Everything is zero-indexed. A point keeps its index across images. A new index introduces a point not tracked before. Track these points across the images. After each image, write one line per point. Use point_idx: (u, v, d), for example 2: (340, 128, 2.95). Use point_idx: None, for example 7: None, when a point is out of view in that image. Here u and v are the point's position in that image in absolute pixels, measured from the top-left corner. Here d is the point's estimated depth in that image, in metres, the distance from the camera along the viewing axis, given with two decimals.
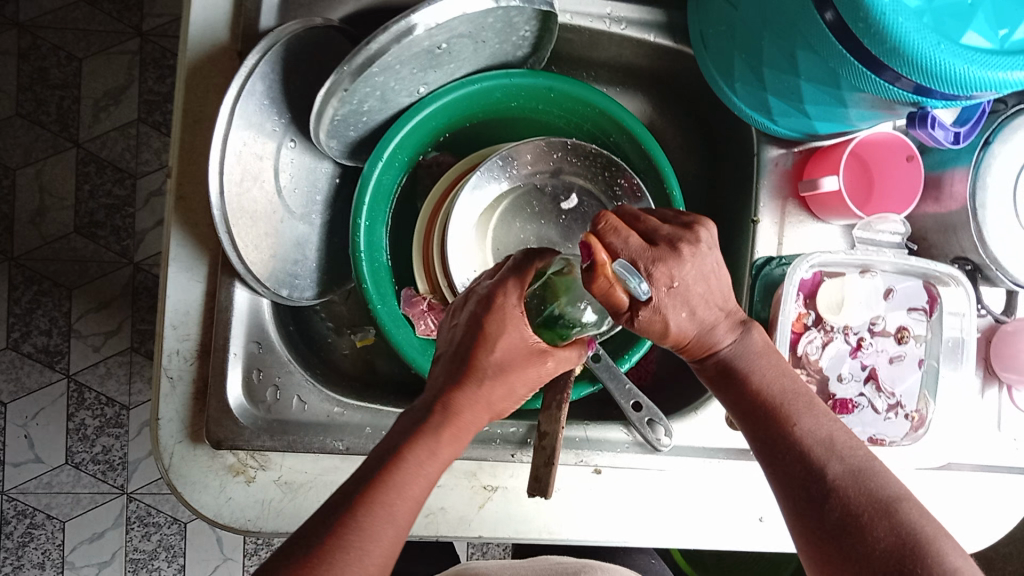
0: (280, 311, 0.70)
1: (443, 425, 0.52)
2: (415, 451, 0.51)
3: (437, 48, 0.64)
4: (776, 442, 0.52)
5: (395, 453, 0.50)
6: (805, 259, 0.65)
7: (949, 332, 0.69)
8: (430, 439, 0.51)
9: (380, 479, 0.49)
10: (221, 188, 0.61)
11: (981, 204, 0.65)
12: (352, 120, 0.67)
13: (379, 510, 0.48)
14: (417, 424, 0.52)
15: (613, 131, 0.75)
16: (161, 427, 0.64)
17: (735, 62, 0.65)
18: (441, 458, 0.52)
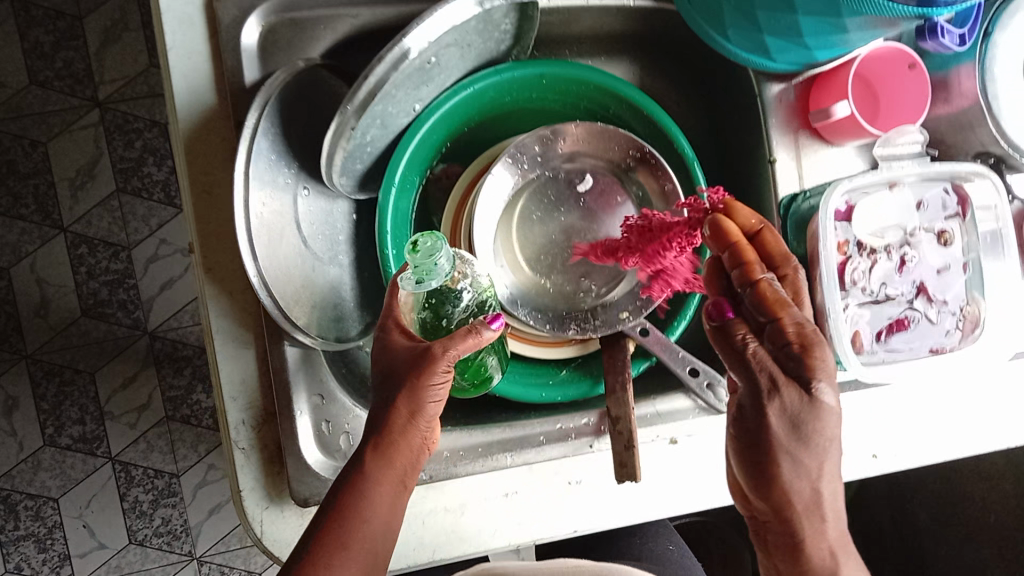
0: (330, 356, 0.69)
1: (373, 449, 0.56)
2: (365, 486, 0.55)
3: (427, 64, 0.63)
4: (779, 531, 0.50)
5: (345, 485, 0.55)
6: (835, 188, 0.65)
7: (985, 226, 0.70)
8: (376, 471, 0.56)
9: (337, 516, 0.54)
10: (253, 253, 0.60)
11: (993, 96, 0.65)
12: (359, 153, 0.66)
13: (346, 544, 0.53)
14: (357, 456, 0.57)
15: (612, 104, 0.75)
16: (246, 497, 0.64)
17: (725, 10, 0.64)
18: (380, 481, 0.56)
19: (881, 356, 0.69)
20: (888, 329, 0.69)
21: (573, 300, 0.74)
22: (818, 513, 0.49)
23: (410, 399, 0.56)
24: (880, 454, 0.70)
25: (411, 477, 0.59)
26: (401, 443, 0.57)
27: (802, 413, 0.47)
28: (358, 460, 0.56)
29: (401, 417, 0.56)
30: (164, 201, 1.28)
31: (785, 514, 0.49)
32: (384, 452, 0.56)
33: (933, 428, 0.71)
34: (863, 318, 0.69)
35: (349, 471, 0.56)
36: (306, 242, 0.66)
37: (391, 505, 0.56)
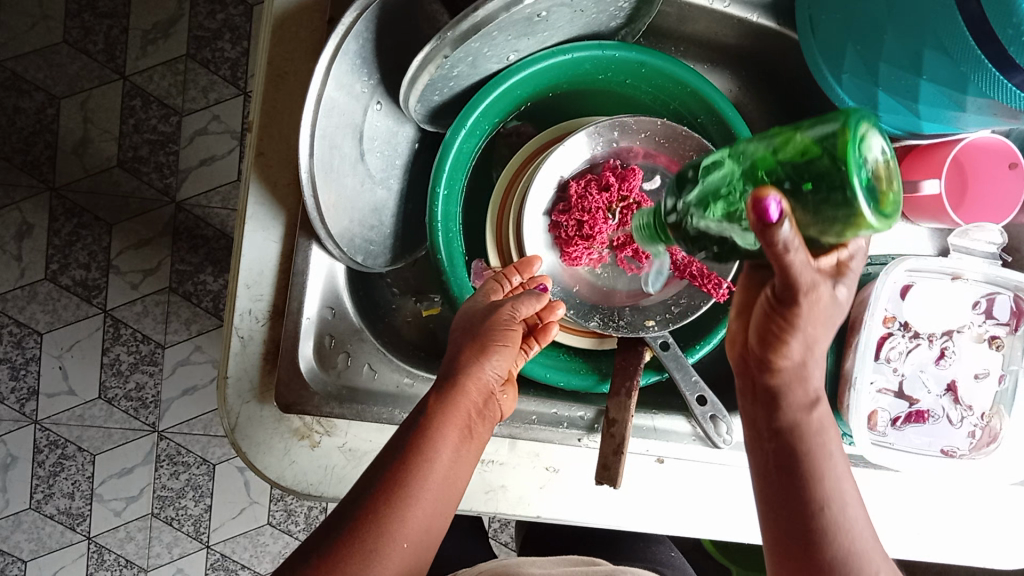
0: (352, 276, 0.69)
1: (436, 417, 0.56)
2: (430, 444, 0.55)
3: (535, 16, 0.61)
4: (782, 431, 0.53)
5: (406, 452, 0.54)
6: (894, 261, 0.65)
7: None
8: (448, 411, 0.56)
9: (418, 457, 0.54)
10: (311, 149, 0.59)
11: None
12: (440, 84, 0.64)
13: (411, 486, 0.53)
14: (413, 423, 0.56)
15: (701, 113, 0.73)
16: (229, 385, 0.64)
17: (846, 52, 0.62)
18: (447, 449, 0.55)
19: (891, 440, 0.67)
20: (906, 418, 0.67)
21: (610, 297, 0.72)
22: (812, 422, 0.53)
23: (472, 359, 0.58)
24: None
25: (480, 433, 0.58)
26: (472, 398, 0.58)
27: (783, 297, 0.46)
28: (421, 427, 0.55)
29: (469, 396, 0.57)
30: (228, 79, 1.27)
31: (795, 424, 0.53)
32: (451, 395, 0.57)
33: None
34: (882, 398, 0.67)
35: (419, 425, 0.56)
36: (363, 156, 0.64)
37: (454, 459, 0.56)
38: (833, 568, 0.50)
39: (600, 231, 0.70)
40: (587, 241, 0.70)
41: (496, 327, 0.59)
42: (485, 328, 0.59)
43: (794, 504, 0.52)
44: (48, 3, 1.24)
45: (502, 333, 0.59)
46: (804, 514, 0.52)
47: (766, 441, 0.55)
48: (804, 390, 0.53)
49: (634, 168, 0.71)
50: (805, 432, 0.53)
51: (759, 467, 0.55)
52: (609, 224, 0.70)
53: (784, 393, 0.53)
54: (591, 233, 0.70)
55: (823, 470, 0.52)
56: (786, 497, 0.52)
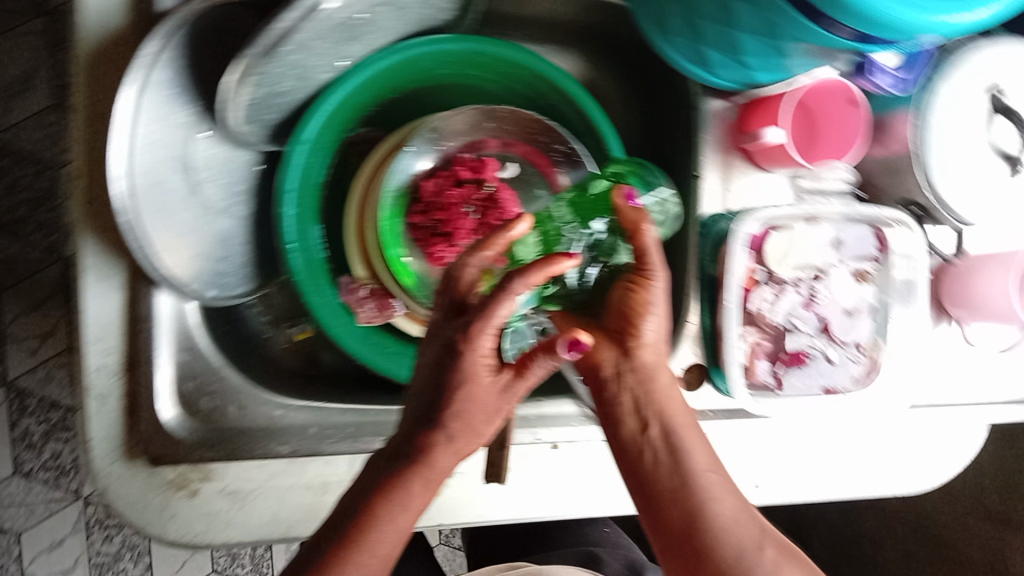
0: (211, 312, 0.66)
1: (406, 478, 0.53)
2: (394, 509, 0.53)
3: (352, 20, 0.59)
4: (654, 417, 0.57)
5: (364, 513, 0.52)
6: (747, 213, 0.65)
7: (901, 273, 0.69)
8: (395, 487, 0.53)
9: (363, 544, 0.52)
10: (129, 191, 0.55)
11: (925, 145, 0.65)
12: (269, 102, 0.62)
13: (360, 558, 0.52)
14: (377, 480, 0.53)
15: (548, 92, 0.71)
16: (93, 448, 0.60)
17: (669, 14, 0.61)
18: (412, 506, 0.53)
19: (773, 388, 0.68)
20: (785, 364, 0.68)
21: None
22: (670, 400, 0.57)
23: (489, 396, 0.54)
24: (762, 485, 0.71)
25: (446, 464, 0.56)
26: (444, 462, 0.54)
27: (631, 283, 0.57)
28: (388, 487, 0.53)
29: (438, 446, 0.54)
30: None
31: (651, 407, 0.57)
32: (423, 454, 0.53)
33: (813, 465, 0.72)
34: (760, 350, 0.68)
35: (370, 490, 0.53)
36: (196, 189, 0.61)
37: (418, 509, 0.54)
38: (711, 535, 0.53)
39: (460, 226, 0.68)
40: (449, 238, 0.68)
41: (496, 392, 0.55)
42: (466, 398, 0.54)
43: (663, 481, 0.55)
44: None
45: (502, 395, 0.55)
46: (678, 489, 0.55)
47: (628, 428, 0.57)
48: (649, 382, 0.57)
49: (487, 159, 0.70)
50: (663, 412, 0.57)
51: (622, 456, 0.57)
52: (470, 220, 0.68)
53: (630, 386, 0.57)
54: (450, 230, 0.68)
55: (684, 442, 0.56)
56: (667, 476, 0.55)
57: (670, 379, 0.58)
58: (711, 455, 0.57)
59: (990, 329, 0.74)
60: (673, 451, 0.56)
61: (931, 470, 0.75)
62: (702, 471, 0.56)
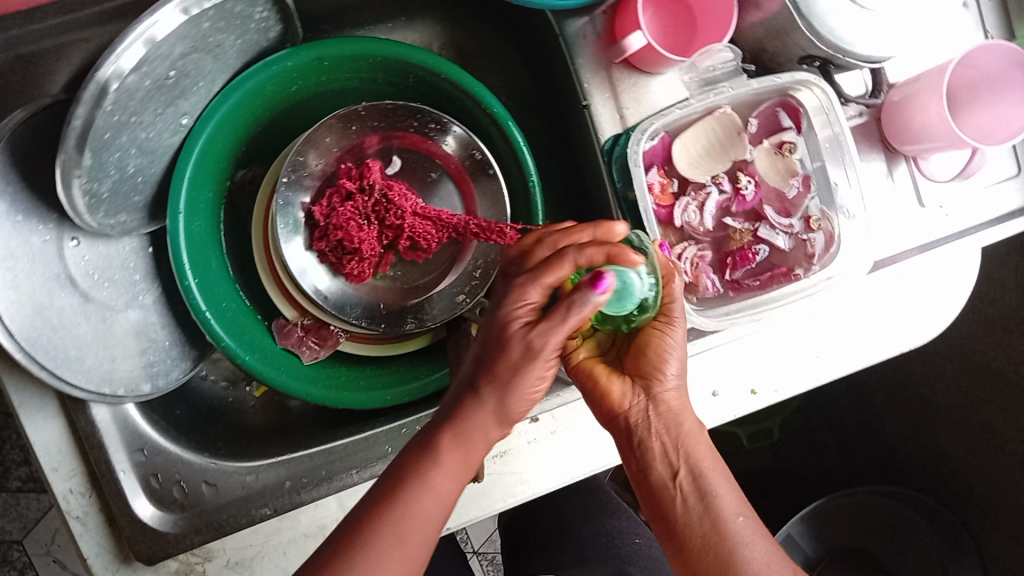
0: (158, 401, 0.66)
1: (441, 445, 0.54)
2: (417, 491, 0.52)
3: (167, 78, 0.57)
4: (687, 457, 0.57)
5: (388, 499, 0.52)
6: (639, 129, 0.63)
7: (825, 132, 0.67)
8: (423, 469, 0.53)
9: (378, 539, 0.51)
10: (11, 327, 0.55)
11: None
12: (127, 185, 0.61)
13: (371, 558, 0.50)
14: (403, 467, 0.54)
15: (408, 71, 0.68)
16: (92, 566, 0.61)
17: None
18: (437, 486, 0.53)
19: (728, 292, 0.69)
20: (734, 266, 0.68)
21: (410, 291, 0.69)
22: (698, 444, 0.58)
23: (511, 370, 0.54)
24: (759, 389, 0.70)
25: (470, 464, 0.55)
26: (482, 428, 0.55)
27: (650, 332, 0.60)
28: (413, 468, 0.53)
29: (476, 417, 0.54)
30: None
31: (681, 451, 0.57)
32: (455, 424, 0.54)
33: (802, 353, 0.70)
34: (703, 261, 0.68)
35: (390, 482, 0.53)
36: (88, 295, 0.61)
37: (439, 500, 0.53)
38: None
39: (363, 239, 0.65)
40: (359, 255, 0.66)
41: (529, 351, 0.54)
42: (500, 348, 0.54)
43: (694, 527, 0.55)
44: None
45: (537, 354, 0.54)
46: (710, 535, 0.55)
47: (661, 471, 0.58)
48: (674, 420, 0.58)
49: (369, 160, 0.67)
50: (690, 455, 0.57)
51: (658, 502, 0.57)
52: (371, 232, 0.66)
53: (656, 430, 0.58)
54: (356, 246, 0.65)
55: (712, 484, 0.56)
56: (700, 513, 0.56)
57: (693, 419, 0.59)
58: (742, 500, 0.57)
59: (947, 160, 0.69)
60: (703, 496, 0.56)
61: (925, 321, 0.72)
62: (731, 515, 0.55)
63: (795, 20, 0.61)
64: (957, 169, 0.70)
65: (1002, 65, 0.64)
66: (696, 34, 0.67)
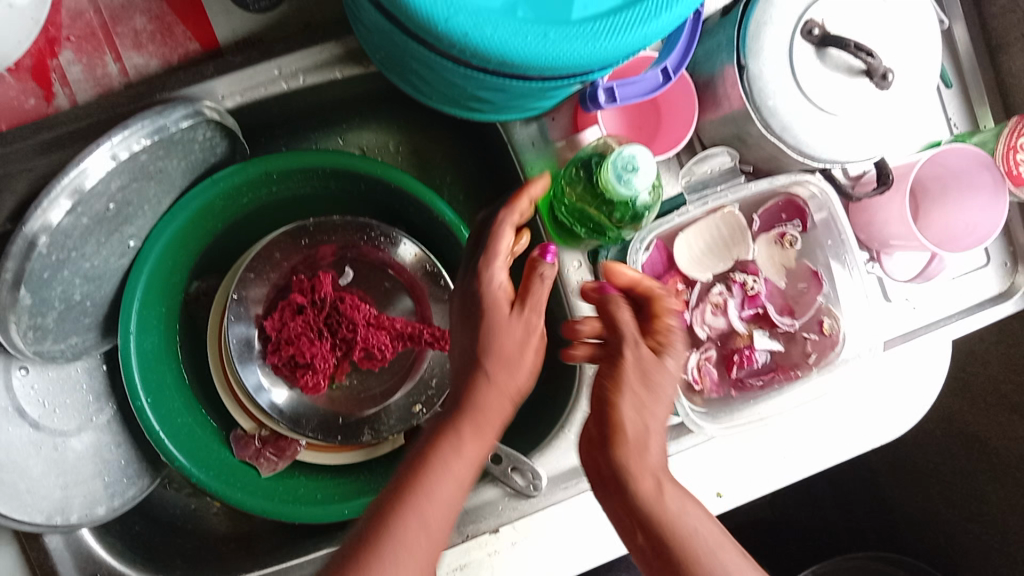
0: (115, 521, 0.66)
1: (465, 422, 0.51)
2: (440, 467, 0.49)
3: (108, 210, 0.57)
4: (649, 516, 0.48)
5: (415, 470, 0.49)
6: (637, 239, 0.62)
7: (829, 233, 0.65)
8: (438, 462, 0.49)
9: (410, 508, 0.48)
10: None
11: (784, 128, 0.57)
12: (75, 311, 0.61)
13: (427, 495, 0.48)
14: (431, 439, 0.51)
15: (358, 180, 0.67)
16: None
17: (416, 82, 0.57)
18: (467, 461, 0.50)
19: (731, 393, 0.66)
20: (739, 364, 0.65)
21: (361, 400, 0.68)
22: (656, 501, 0.48)
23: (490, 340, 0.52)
24: (725, 492, 0.64)
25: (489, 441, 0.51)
26: (495, 410, 0.52)
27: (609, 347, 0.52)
28: (435, 446, 0.50)
29: (482, 392, 0.52)
30: None
31: (640, 512, 0.48)
32: (472, 408, 0.51)
33: (776, 464, 0.65)
34: (710, 361, 0.65)
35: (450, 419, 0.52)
36: (37, 424, 0.60)
37: (464, 475, 0.50)
38: None
39: (315, 354, 0.64)
40: (312, 368, 0.65)
41: (519, 327, 0.53)
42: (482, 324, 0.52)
43: None
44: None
45: (518, 328, 0.52)
46: None
47: (631, 523, 0.50)
48: (654, 427, 0.49)
49: (322, 272, 0.66)
50: (651, 514, 0.48)
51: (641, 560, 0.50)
52: (323, 345, 0.65)
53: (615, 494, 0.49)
54: (308, 360, 0.64)
55: (680, 521, 0.48)
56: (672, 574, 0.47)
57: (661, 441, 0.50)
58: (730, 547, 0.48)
59: (908, 260, 0.69)
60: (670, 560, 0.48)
61: (897, 414, 0.68)
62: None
63: (767, 135, 0.59)
64: (918, 270, 0.69)
65: (967, 166, 0.63)
66: (658, 132, 0.66)
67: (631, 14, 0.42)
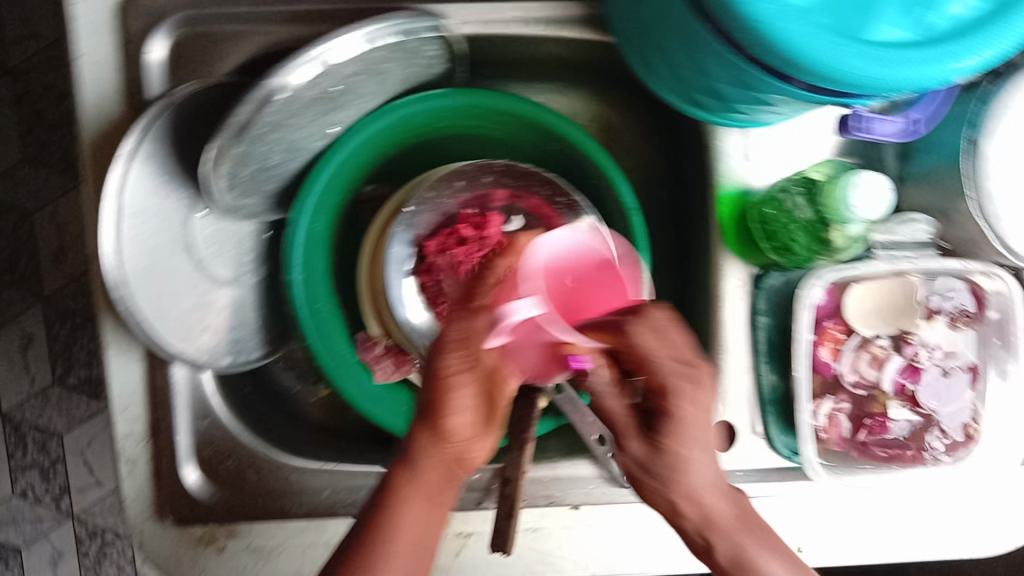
0: (231, 376, 0.69)
1: (428, 459, 0.48)
2: (397, 505, 0.47)
3: (330, 91, 0.60)
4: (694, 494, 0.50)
5: (381, 511, 0.48)
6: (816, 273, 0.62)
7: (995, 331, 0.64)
8: (393, 508, 0.47)
9: (382, 538, 0.47)
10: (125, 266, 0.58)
11: (994, 216, 0.59)
12: (262, 175, 0.63)
13: (388, 540, 0.47)
14: (387, 484, 0.49)
15: (553, 139, 0.70)
16: (129, 506, 0.65)
17: (653, 60, 0.58)
18: (421, 502, 0.48)
19: (852, 453, 0.66)
20: (869, 430, 0.66)
21: None
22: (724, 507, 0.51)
23: (446, 347, 0.48)
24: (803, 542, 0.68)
25: (447, 498, 0.49)
26: (455, 446, 0.48)
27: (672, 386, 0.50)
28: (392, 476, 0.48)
29: (450, 403, 0.47)
30: None
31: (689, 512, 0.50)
32: (433, 434, 0.48)
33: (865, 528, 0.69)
34: (841, 414, 0.65)
35: (385, 485, 0.49)
36: (202, 265, 0.64)
37: (427, 524, 0.48)
38: None
39: None
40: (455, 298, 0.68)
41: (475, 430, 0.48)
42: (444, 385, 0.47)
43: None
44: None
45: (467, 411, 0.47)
46: None
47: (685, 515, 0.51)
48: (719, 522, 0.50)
49: (491, 213, 0.69)
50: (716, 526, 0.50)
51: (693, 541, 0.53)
52: None
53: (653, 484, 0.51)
54: None
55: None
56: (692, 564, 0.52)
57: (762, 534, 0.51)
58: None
59: None
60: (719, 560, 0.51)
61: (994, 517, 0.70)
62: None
63: (975, 218, 0.60)
64: None
65: None
66: None
67: (927, 53, 0.42)
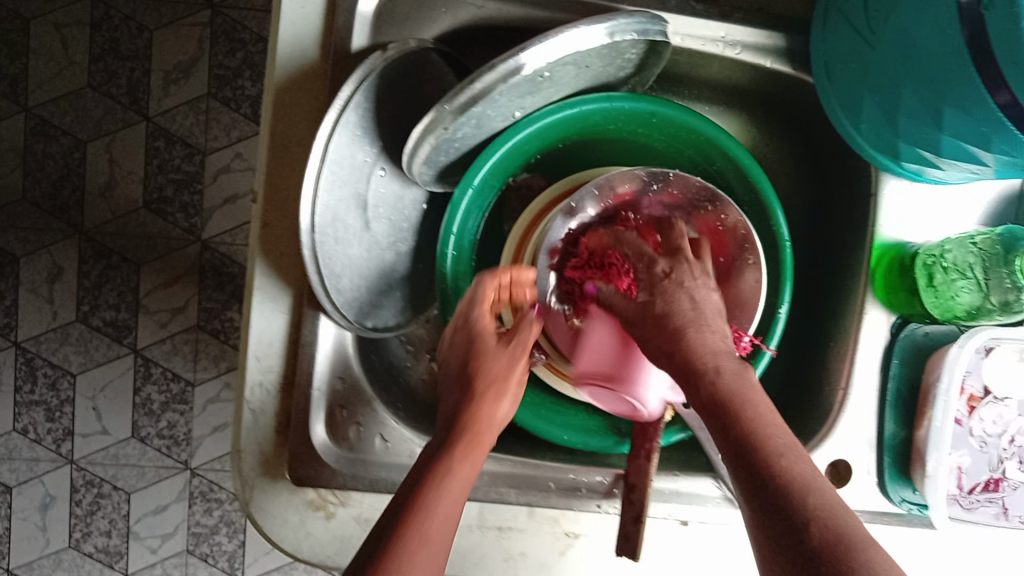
0: (362, 341, 0.68)
1: (460, 445, 0.56)
2: (447, 465, 0.54)
3: (540, 77, 0.59)
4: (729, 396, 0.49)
5: (422, 479, 0.53)
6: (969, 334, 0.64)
7: None
8: (444, 478, 0.53)
9: (435, 487, 0.52)
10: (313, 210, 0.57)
11: None
12: (446, 145, 0.61)
13: (437, 495, 0.51)
14: (429, 461, 0.55)
15: (718, 159, 0.71)
16: (243, 460, 0.63)
17: (865, 101, 0.59)
18: (462, 476, 0.54)
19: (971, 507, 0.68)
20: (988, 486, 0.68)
21: None
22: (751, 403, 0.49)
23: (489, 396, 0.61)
24: None
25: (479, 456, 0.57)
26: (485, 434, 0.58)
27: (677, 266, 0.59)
28: (432, 476, 0.53)
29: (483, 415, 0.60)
30: (249, 116, 1.27)
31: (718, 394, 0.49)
32: (467, 441, 0.57)
33: None
34: (964, 468, 0.67)
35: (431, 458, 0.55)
36: (367, 225, 0.63)
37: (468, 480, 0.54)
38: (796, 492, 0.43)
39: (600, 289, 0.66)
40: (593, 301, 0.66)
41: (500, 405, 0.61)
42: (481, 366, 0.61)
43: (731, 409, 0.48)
44: (69, 32, 1.26)
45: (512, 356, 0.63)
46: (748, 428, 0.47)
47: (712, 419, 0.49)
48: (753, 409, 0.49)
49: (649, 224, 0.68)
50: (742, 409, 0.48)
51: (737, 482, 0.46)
52: None
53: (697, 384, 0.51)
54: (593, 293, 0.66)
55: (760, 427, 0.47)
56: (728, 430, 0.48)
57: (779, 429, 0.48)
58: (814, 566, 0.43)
59: None
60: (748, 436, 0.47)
61: None
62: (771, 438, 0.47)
63: None
64: None
65: None
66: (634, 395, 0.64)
67: None
